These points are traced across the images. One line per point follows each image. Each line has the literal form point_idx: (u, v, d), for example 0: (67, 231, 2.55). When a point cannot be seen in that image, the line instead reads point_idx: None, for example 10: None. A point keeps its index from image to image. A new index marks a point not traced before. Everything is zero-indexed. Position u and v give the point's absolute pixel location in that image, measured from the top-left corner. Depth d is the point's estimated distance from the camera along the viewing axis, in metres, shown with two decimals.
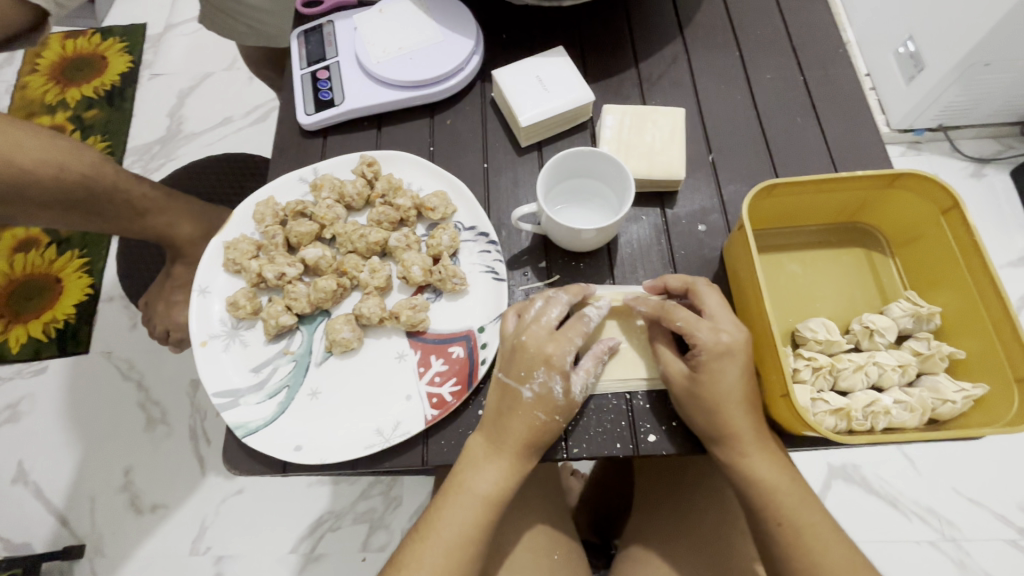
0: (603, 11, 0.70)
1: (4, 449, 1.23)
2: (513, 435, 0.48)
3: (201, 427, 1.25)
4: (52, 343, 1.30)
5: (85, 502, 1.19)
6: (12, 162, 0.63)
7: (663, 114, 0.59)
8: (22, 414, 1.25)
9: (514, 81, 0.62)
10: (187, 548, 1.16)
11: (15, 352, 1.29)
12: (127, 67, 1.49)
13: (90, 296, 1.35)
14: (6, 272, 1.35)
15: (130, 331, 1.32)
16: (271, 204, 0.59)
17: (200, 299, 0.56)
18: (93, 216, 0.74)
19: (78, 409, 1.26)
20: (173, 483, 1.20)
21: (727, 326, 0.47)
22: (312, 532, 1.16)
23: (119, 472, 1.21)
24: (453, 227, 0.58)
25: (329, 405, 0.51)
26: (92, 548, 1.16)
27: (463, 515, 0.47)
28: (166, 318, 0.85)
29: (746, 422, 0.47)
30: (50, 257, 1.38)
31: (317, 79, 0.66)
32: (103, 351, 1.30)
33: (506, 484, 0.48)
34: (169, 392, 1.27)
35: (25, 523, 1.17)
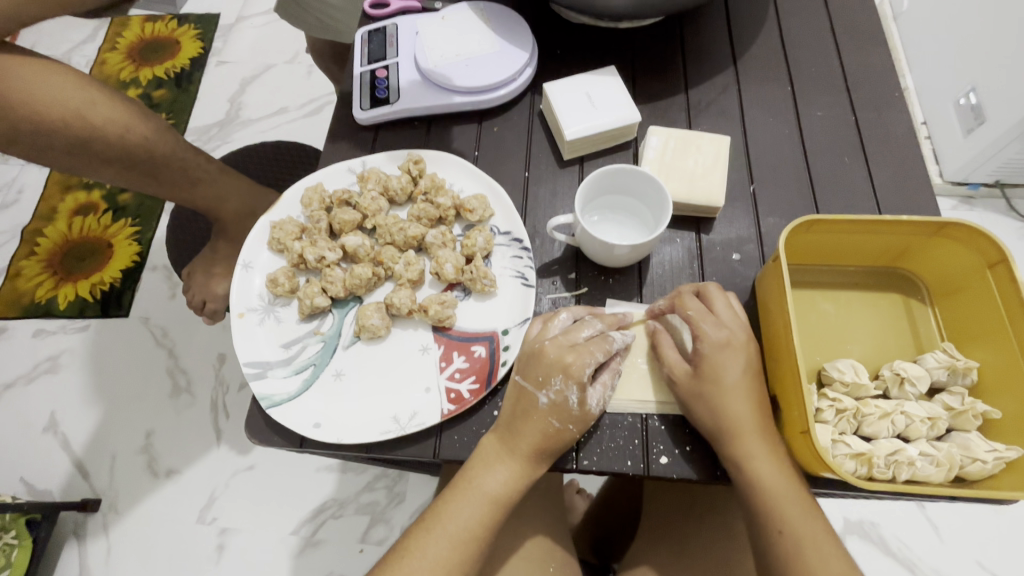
0: (656, 38, 0.72)
1: (39, 397, 1.30)
2: (525, 428, 0.48)
3: (222, 400, 1.29)
4: (96, 304, 1.37)
5: (106, 457, 1.25)
6: (85, 117, 0.66)
7: (708, 140, 0.60)
8: (61, 366, 1.32)
9: (563, 96, 0.64)
10: (195, 516, 1.20)
11: (62, 309, 1.37)
12: (198, 52, 1.58)
13: (136, 263, 1.42)
14: (65, 233, 1.45)
15: (169, 300, 1.38)
16: (319, 191, 0.62)
17: (243, 273, 0.58)
18: (149, 179, 0.78)
19: (112, 367, 1.32)
20: (188, 450, 1.25)
21: (733, 324, 0.49)
22: (315, 516, 1.19)
23: (141, 434, 1.26)
24: (489, 230, 0.59)
25: (353, 388, 0.53)
26: (108, 503, 1.21)
27: (466, 514, 0.48)
28: (204, 291, 0.94)
29: (753, 427, 0.46)
30: (106, 223, 1.47)
31: (375, 77, 0.69)
32: (141, 316, 1.37)
33: (513, 484, 0.49)
34: (196, 362, 1.33)
35: (48, 470, 1.23)
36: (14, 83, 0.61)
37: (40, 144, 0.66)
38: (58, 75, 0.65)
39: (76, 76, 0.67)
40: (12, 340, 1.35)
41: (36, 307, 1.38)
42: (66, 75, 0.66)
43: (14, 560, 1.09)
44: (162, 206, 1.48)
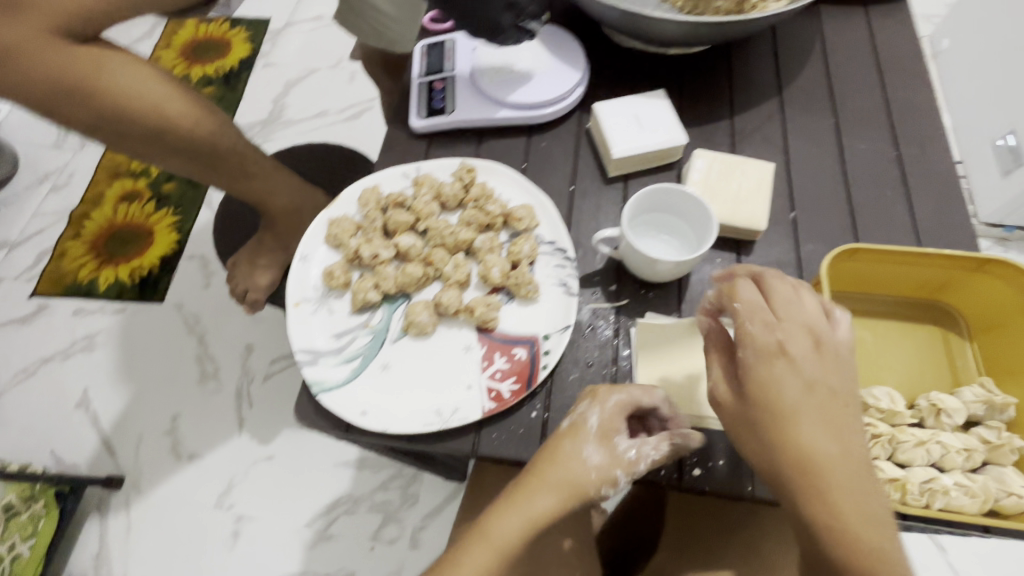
0: (702, 65, 0.75)
1: (77, 374, 1.40)
2: (544, 467, 0.48)
3: (246, 390, 1.37)
4: (134, 287, 1.49)
5: (133, 437, 1.33)
6: (161, 109, 0.71)
7: (752, 165, 0.62)
8: (97, 345, 1.43)
9: (613, 115, 0.67)
10: (213, 501, 1.26)
11: (102, 290, 1.48)
12: (247, 53, 1.65)
13: (173, 251, 1.53)
14: (111, 218, 1.59)
15: (203, 288, 1.48)
16: (376, 192, 0.65)
17: (300, 264, 0.61)
18: (210, 170, 0.82)
19: (145, 351, 1.42)
20: (211, 436, 1.32)
21: (800, 327, 0.43)
22: (329, 511, 1.24)
23: (166, 417, 1.34)
24: (534, 239, 0.62)
25: (397, 379, 0.55)
26: (131, 482, 1.28)
27: (481, 562, 0.47)
28: (248, 280, 0.98)
29: (825, 451, 0.40)
30: (148, 211, 1.59)
31: (432, 88, 0.72)
32: (175, 303, 1.47)
33: (525, 531, 0.47)
34: (224, 351, 1.41)
35: (78, 444, 1.32)
36: (101, 75, 0.66)
37: (118, 132, 0.71)
38: (141, 70, 0.70)
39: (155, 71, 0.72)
40: (54, 315, 1.47)
41: (77, 286, 1.49)
42: (148, 70, 0.70)
43: (40, 529, 1.15)
44: (202, 199, 1.59)
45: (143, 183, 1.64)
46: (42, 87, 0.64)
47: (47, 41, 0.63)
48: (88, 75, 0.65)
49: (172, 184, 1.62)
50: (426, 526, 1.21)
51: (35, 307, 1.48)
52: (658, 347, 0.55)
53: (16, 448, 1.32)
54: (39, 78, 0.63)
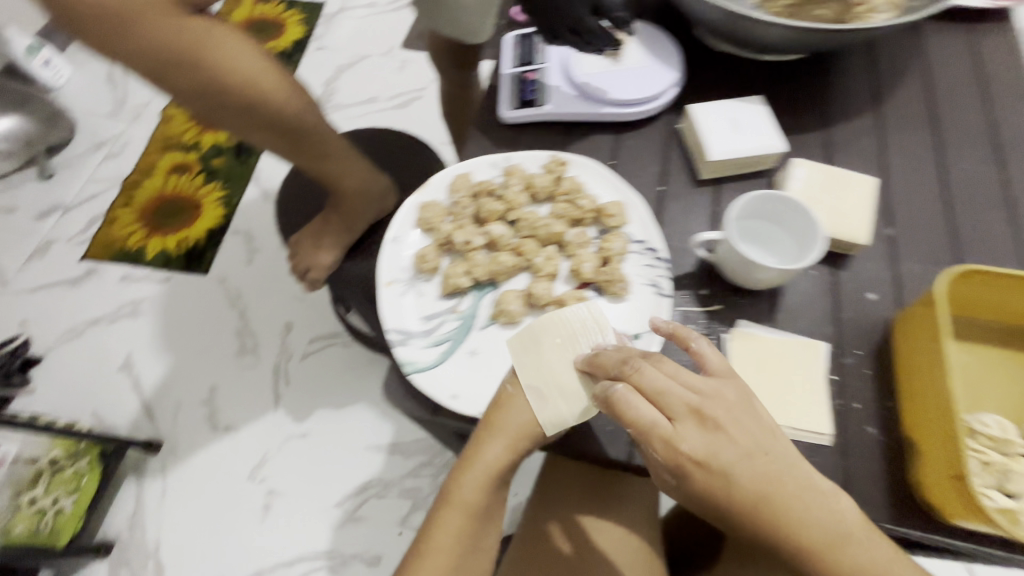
0: (797, 74, 0.74)
1: (121, 338, 1.44)
2: (497, 417, 0.51)
3: (284, 366, 1.39)
4: (179, 258, 1.52)
5: (172, 404, 1.36)
6: (257, 84, 0.72)
7: (855, 180, 0.61)
8: (141, 312, 1.46)
9: (710, 119, 0.66)
10: (246, 473, 1.28)
11: (149, 258, 1.52)
12: (302, 36, 1.69)
13: (219, 226, 1.56)
14: (160, 188, 1.63)
15: (247, 264, 1.52)
16: (467, 179, 0.66)
17: (392, 245, 0.62)
18: (290, 147, 0.83)
19: (189, 321, 1.45)
20: (248, 409, 1.34)
21: (677, 390, 0.45)
22: (359, 492, 1.26)
23: (205, 387, 1.37)
24: (625, 237, 0.61)
25: (487, 365, 0.56)
26: (168, 448, 1.31)
27: (451, 523, 0.51)
28: (310, 259, 1.00)
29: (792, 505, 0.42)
30: (196, 184, 1.63)
31: (524, 79, 0.72)
32: (219, 276, 1.50)
33: (484, 489, 0.51)
34: (264, 327, 1.44)
35: (119, 406, 1.36)
36: (207, 49, 0.67)
37: (215, 103, 0.72)
38: (242, 46, 0.71)
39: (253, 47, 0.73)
40: (101, 279, 1.51)
41: (126, 253, 1.53)
42: (248, 45, 0.72)
43: (83, 486, 1.17)
44: (249, 176, 1.64)
45: (193, 156, 1.68)
46: (150, 59, 0.65)
47: (165, 12, 0.63)
48: (195, 50, 0.66)
49: (221, 159, 1.66)
50: None
51: (84, 270, 1.52)
52: (535, 372, 0.52)
53: (59, 405, 1.36)
54: (148, 50, 0.64)
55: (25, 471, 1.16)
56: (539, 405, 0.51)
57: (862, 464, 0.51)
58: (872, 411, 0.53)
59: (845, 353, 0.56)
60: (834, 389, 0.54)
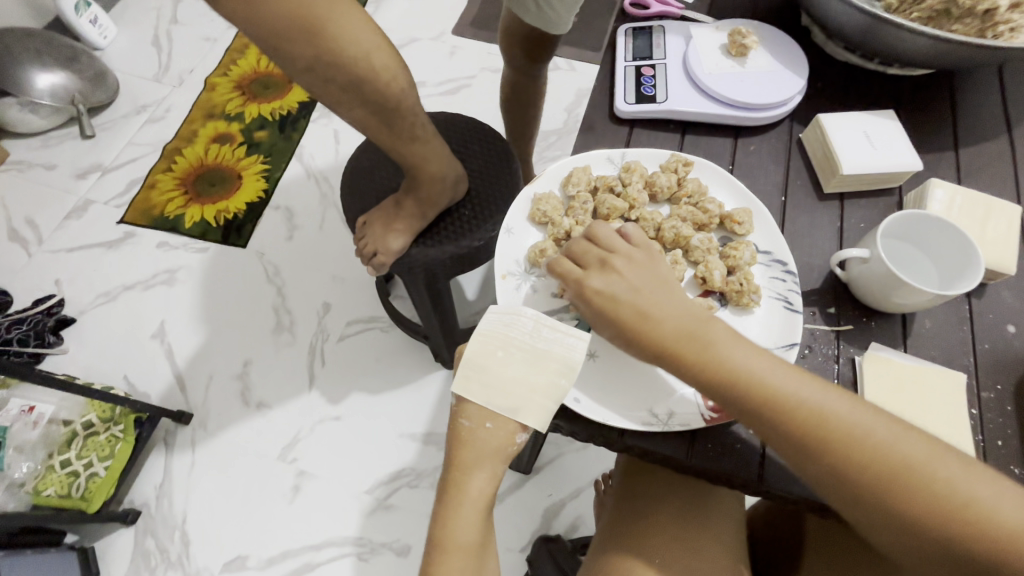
0: (924, 91, 0.71)
1: (158, 305, 1.42)
2: (463, 458, 0.53)
3: (320, 347, 1.37)
4: (218, 229, 1.50)
5: (204, 377, 1.34)
6: (370, 60, 0.70)
7: (999, 207, 0.58)
8: (177, 281, 1.44)
9: (841, 130, 0.63)
10: (276, 453, 1.26)
11: (187, 227, 1.50)
12: None
13: (260, 199, 1.54)
14: (202, 156, 1.61)
15: (287, 241, 1.49)
16: (586, 173, 0.63)
17: (507, 236, 0.60)
18: (383, 126, 0.80)
19: (226, 294, 1.43)
20: (282, 387, 1.33)
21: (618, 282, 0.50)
22: (391, 481, 1.24)
23: (239, 362, 1.35)
24: (752, 246, 0.59)
25: (605, 371, 0.53)
26: (198, 420, 1.29)
27: (455, 568, 0.51)
28: (379, 242, 0.96)
29: (772, 381, 0.46)
30: (239, 155, 1.61)
31: (641, 74, 0.69)
32: (258, 251, 1.48)
33: (475, 522, 0.53)
34: (303, 305, 1.42)
35: (151, 374, 1.34)
36: (331, 20, 0.66)
37: (326, 77, 0.70)
38: (362, 20, 0.70)
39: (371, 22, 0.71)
40: (139, 245, 1.48)
41: (164, 219, 1.51)
42: (365, 22, 0.70)
43: (117, 453, 1.14)
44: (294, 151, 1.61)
45: (236, 127, 1.66)
46: (276, 27, 0.65)
47: None
48: (321, 19, 0.66)
49: (265, 133, 1.64)
50: None
51: (121, 234, 1.50)
52: (494, 396, 0.51)
53: (90, 369, 1.34)
54: (278, 14, 0.64)
55: (58, 434, 1.14)
56: (516, 417, 0.51)
57: None
58: (1015, 450, 0.50)
59: (986, 386, 0.53)
60: (975, 424, 0.52)
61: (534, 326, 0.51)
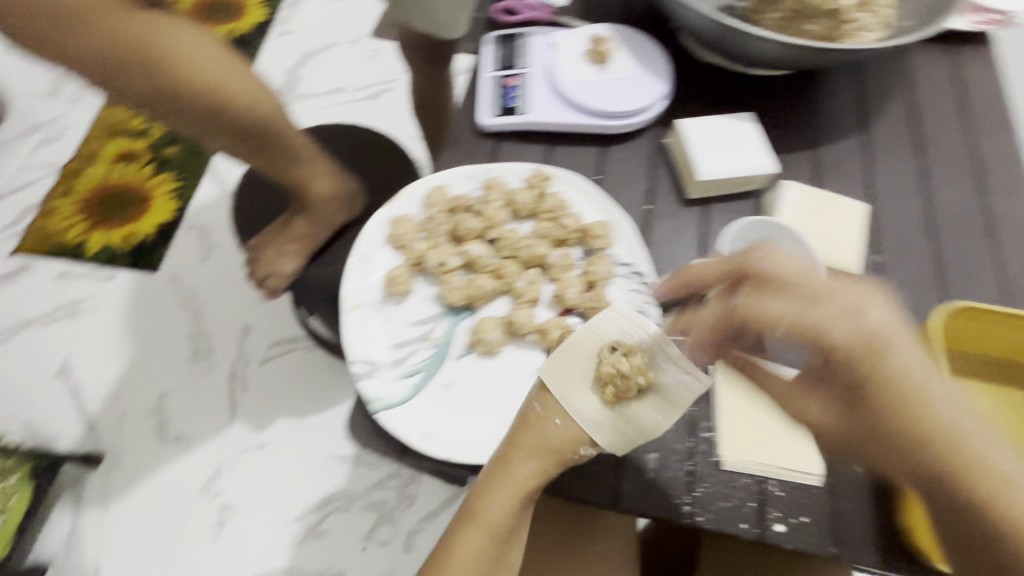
0: (788, 91, 0.71)
1: (60, 342, 1.28)
2: (519, 440, 0.47)
3: (241, 373, 1.25)
4: (126, 254, 1.36)
5: (115, 415, 1.20)
6: (220, 89, 0.63)
7: (845, 206, 0.59)
8: (81, 313, 1.31)
9: (700, 135, 0.63)
10: (197, 488, 1.15)
11: (90, 254, 1.36)
12: (263, 19, 1.67)
13: (173, 220, 1.42)
14: (105, 178, 1.46)
15: (200, 262, 1.37)
16: (443, 193, 0.61)
17: (359, 265, 0.56)
18: (257, 151, 0.72)
19: (135, 322, 1.30)
20: (203, 419, 1.20)
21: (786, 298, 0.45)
22: (321, 506, 1.13)
23: (153, 395, 1.22)
24: (611, 260, 0.58)
25: (462, 402, 0.51)
26: (111, 459, 1.17)
27: (474, 545, 0.46)
28: (270, 265, 0.89)
29: (930, 390, 0.41)
30: (146, 174, 1.47)
31: (504, 85, 0.67)
32: (170, 275, 1.35)
33: (511, 509, 0.46)
34: (221, 330, 1.29)
35: (55, 417, 1.20)
36: (164, 47, 0.59)
37: (172, 108, 0.63)
38: (208, 46, 0.63)
39: (221, 48, 0.65)
40: (35, 277, 1.35)
41: (64, 249, 1.37)
42: (210, 45, 0.64)
43: None
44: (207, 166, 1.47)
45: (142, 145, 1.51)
46: (98, 60, 0.57)
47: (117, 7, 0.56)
48: (153, 47, 0.58)
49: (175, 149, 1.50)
50: (422, 531, 1.12)
51: (15, 267, 1.37)
52: (580, 395, 0.47)
53: None
54: (98, 46, 0.56)
55: None
56: (594, 429, 0.46)
57: (852, 504, 0.49)
58: None
59: None
60: None
61: (654, 345, 0.48)
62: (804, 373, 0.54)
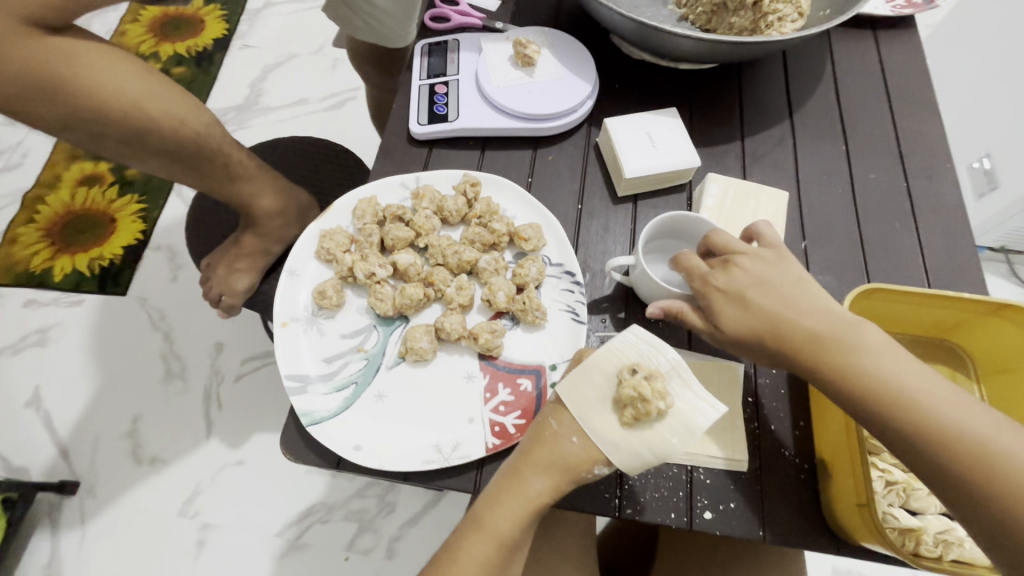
0: (716, 83, 0.72)
1: (25, 371, 1.20)
2: (536, 455, 0.47)
3: (216, 391, 1.20)
4: (93, 279, 1.29)
5: (88, 441, 1.15)
6: (143, 109, 0.64)
7: (767, 194, 0.61)
8: (50, 340, 1.23)
9: (625, 133, 0.64)
10: (175, 509, 1.10)
11: (57, 281, 1.28)
12: (222, 33, 1.63)
13: (139, 241, 1.34)
14: (67, 202, 1.37)
15: (170, 282, 1.30)
16: (373, 203, 0.61)
17: (289, 281, 0.57)
18: (191, 171, 0.73)
19: (103, 345, 1.23)
20: (177, 439, 1.15)
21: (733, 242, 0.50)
22: (301, 519, 1.10)
23: (127, 418, 1.17)
24: (541, 260, 0.59)
25: (394, 411, 0.52)
26: (86, 486, 1.11)
27: (479, 553, 0.47)
28: (223, 283, 0.84)
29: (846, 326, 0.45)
30: (110, 197, 1.38)
31: (434, 92, 0.68)
32: (139, 296, 1.29)
33: (520, 520, 0.47)
34: (193, 348, 1.24)
35: (28, 448, 1.13)
36: (80, 72, 0.59)
37: (95, 131, 0.63)
38: (129, 67, 0.63)
39: (143, 68, 0.65)
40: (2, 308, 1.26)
41: (28, 276, 1.29)
42: (132, 67, 0.64)
43: None
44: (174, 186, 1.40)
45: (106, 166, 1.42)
46: (14, 88, 0.57)
47: (25, 34, 0.56)
48: (67, 73, 0.58)
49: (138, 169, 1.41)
50: (404, 537, 1.09)
51: None
52: (597, 415, 0.46)
53: None
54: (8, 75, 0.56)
55: None
56: (610, 450, 0.45)
57: (778, 488, 0.50)
58: (786, 433, 0.53)
59: (761, 373, 0.55)
60: (751, 412, 0.53)
61: (672, 368, 0.46)
62: (733, 362, 0.55)
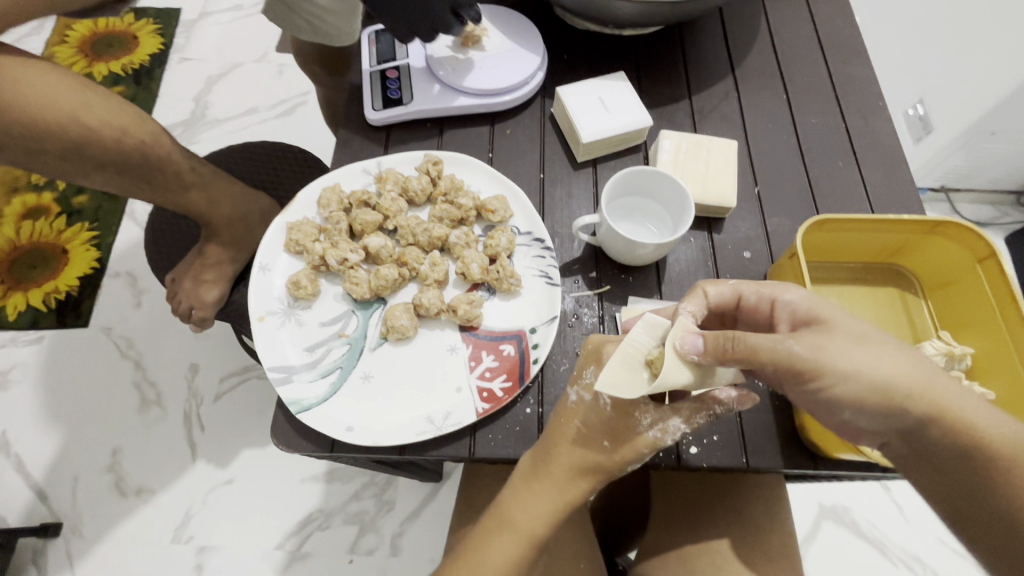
0: (660, 46, 0.75)
1: None
2: (562, 456, 0.47)
3: (196, 413, 1.17)
4: (50, 313, 1.24)
5: (68, 480, 1.11)
6: (82, 120, 0.62)
7: (718, 145, 0.64)
8: (12, 382, 1.18)
9: (578, 100, 0.65)
10: (169, 536, 1.07)
11: (11, 320, 1.23)
12: (158, 48, 1.57)
13: (95, 270, 1.29)
14: (11, 237, 1.30)
15: (134, 308, 1.26)
16: (336, 191, 0.61)
17: (261, 275, 0.57)
18: (141, 183, 0.72)
19: (71, 380, 1.19)
20: (161, 467, 1.12)
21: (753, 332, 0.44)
22: (301, 529, 1.09)
23: (106, 451, 1.13)
24: (511, 230, 0.60)
25: (381, 389, 0.52)
26: (71, 527, 1.07)
27: (504, 547, 0.47)
28: (191, 296, 0.81)
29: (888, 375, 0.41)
30: (59, 227, 1.33)
31: (386, 77, 0.68)
32: (103, 326, 1.24)
33: (550, 518, 0.47)
34: (167, 372, 1.21)
35: (1, 495, 1.09)
36: (10, 86, 0.57)
37: (31, 149, 0.61)
38: (63, 79, 0.61)
39: (78, 80, 0.63)
40: None
41: None
42: (65, 78, 0.62)
43: None
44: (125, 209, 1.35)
45: (50, 197, 1.36)
46: None
47: None
48: None
49: (85, 197, 1.36)
50: (407, 533, 1.10)
51: None
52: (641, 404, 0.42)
53: None
54: None
55: None
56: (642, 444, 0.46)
57: (754, 416, 0.53)
58: None
59: None
60: None
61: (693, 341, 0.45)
62: None
